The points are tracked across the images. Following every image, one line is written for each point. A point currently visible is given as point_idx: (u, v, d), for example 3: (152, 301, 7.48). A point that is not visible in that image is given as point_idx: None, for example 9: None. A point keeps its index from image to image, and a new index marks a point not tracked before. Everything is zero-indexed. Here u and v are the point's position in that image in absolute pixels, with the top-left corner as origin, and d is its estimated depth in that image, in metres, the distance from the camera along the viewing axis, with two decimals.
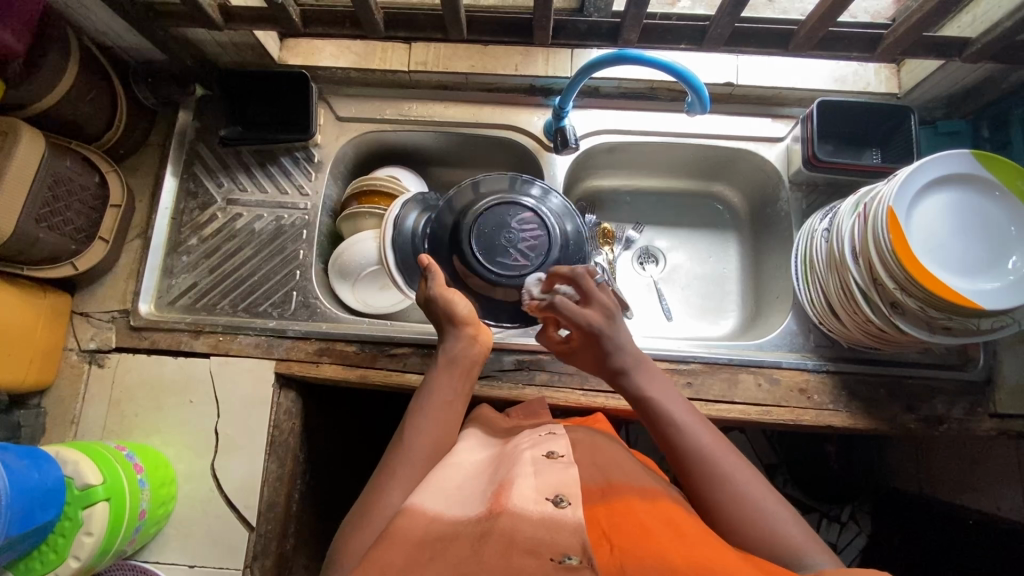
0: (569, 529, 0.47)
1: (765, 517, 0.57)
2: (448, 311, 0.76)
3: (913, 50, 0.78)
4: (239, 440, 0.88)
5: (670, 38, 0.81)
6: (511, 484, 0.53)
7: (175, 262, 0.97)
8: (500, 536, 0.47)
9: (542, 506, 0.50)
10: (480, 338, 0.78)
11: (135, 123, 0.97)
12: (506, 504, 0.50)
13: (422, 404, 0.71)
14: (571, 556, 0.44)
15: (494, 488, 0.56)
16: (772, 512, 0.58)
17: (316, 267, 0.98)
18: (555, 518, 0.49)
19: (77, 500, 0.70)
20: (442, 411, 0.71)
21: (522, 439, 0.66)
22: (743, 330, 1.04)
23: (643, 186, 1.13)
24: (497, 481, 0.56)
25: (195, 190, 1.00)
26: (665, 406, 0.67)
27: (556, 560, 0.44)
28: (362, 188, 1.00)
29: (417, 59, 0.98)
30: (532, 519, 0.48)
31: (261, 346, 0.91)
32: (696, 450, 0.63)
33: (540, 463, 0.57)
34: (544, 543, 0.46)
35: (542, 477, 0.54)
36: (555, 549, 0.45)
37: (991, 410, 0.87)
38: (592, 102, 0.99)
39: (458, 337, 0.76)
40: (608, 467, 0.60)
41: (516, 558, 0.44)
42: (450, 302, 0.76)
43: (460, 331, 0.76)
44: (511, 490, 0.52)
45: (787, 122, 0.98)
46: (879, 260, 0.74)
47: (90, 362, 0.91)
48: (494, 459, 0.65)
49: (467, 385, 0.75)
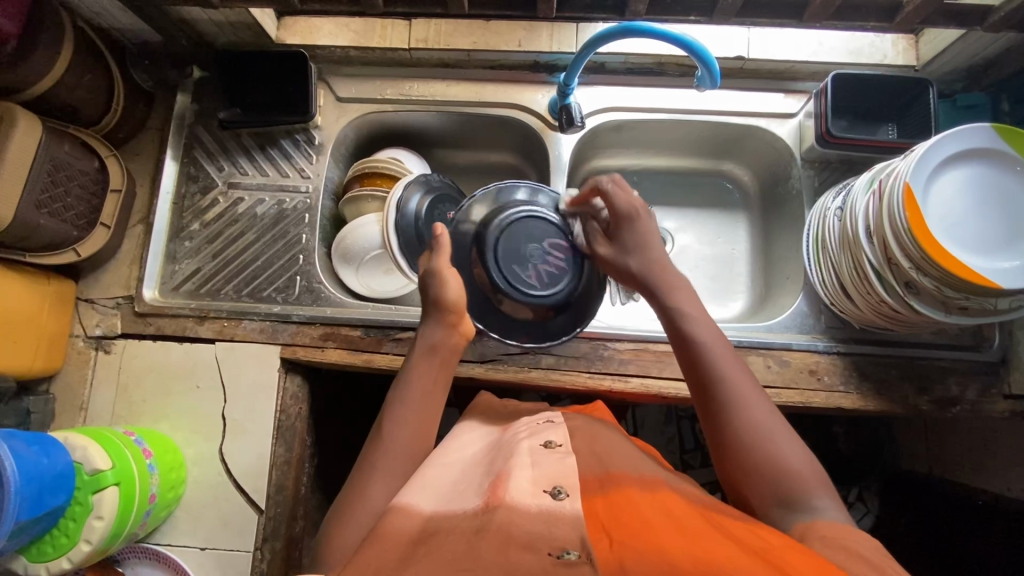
0: (567, 522, 0.48)
1: (775, 452, 0.58)
2: (438, 295, 0.73)
3: (933, 19, 0.75)
4: (246, 425, 0.88)
5: (678, 10, 0.78)
6: (508, 476, 0.53)
7: (178, 247, 0.97)
8: (498, 533, 0.46)
9: (540, 498, 0.50)
10: (462, 328, 0.74)
11: (133, 106, 0.95)
12: (502, 498, 0.50)
13: (400, 397, 0.69)
14: (569, 551, 0.45)
15: (497, 471, 0.56)
16: (782, 447, 0.58)
17: (319, 251, 0.97)
18: (553, 510, 0.49)
19: (86, 485, 0.71)
20: (423, 402, 0.69)
21: (521, 427, 0.66)
22: (752, 312, 1.02)
23: (649, 165, 1.10)
24: (494, 473, 0.56)
25: (195, 174, 0.98)
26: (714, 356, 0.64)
27: (555, 555, 0.44)
28: (364, 171, 0.98)
29: (418, 36, 0.95)
30: (531, 513, 0.48)
31: (266, 332, 0.91)
32: (724, 378, 0.62)
33: (536, 454, 0.56)
34: (542, 538, 0.46)
35: (539, 469, 0.54)
36: (553, 544, 0.45)
37: (1006, 391, 0.85)
38: (597, 79, 0.96)
39: (438, 325, 0.73)
40: (606, 456, 0.59)
41: (513, 556, 0.44)
42: (444, 286, 0.73)
43: (443, 318, 0.73)
44: (508, 482, 0.52)
45: (799, 97, 0.95)
46: (894, 238, 0.72)
47: (97, 349, 0.91)
48: (499, 441, 0.65)
49: (445, 377, 0.72)
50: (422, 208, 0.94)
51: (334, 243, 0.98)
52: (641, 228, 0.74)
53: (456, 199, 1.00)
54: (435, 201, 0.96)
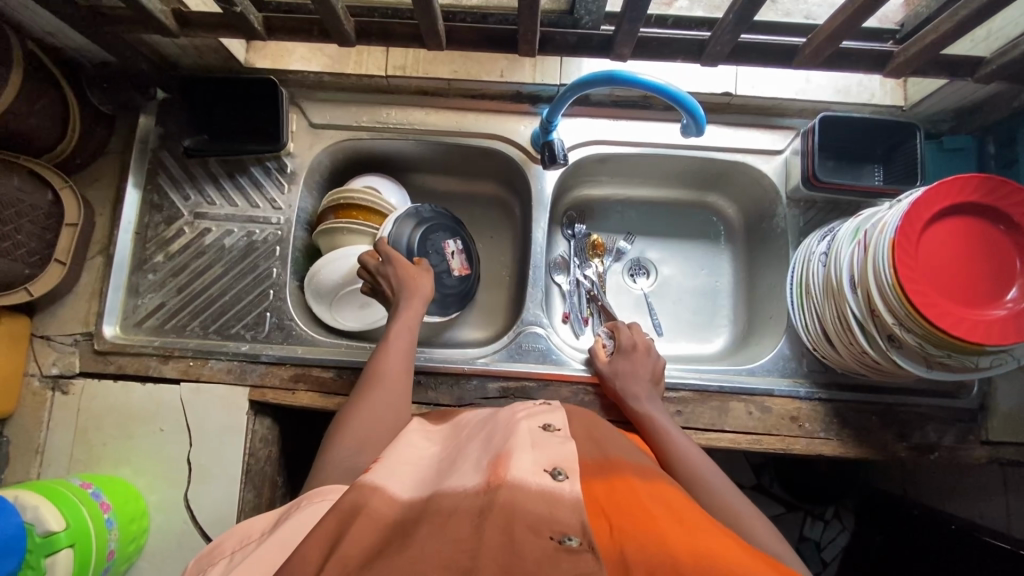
0: (568, 505, 0.47)
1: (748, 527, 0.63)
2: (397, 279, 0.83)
3: (924, 69, 0.72)
4: (213, 470, 0.84)
5: (666, 52, 0.74)
6: (509, 455, 0.53)
7: (140, 280, 0.92)
8: (500, 513, 0.45)
9: (541, 477, 0.50)
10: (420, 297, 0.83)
11: (91, 131, 0.89)
12: (503, 477, 0.50)
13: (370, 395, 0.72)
14: (572, 537, 0.43)
15: (495, 450, 0.55)
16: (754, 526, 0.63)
17: (290, 286, 0.93)
18: (553, 491, 0.49)
19: (38, 548, 0.67)
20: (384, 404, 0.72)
21: (516, 407, 0.67)
22: (734, 349, 1.01)
23: (633, 195, 1.08)
24: (493, 451, 0.55)
25: (159, 203, 0.94)
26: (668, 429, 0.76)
27: (557, 540, 0.43)
28: (337, 203, 0.93)
29: (395, 63, 0.91)
30: (532, 493, 0.48)
31: (234, 372, 0.87)
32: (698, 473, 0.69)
33: (538, 436, 0.58)
34: (544, 521, 0.45)
35: (540, 453, 0.54)
36: (555, 529, 0.44)
37: (983, 437, 0.86)
38: (581, 111, 0.93)
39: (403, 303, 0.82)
40: (603, 443, 0.62)
41: (518, 538, 0.43)
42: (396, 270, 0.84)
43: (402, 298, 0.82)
44: (510, 462, 0.51)
45: (786, 133, 0.93)
46: (879, 293, 0.71)
47: (53, 389, 0.87)
48: (496, 418, 0.65)
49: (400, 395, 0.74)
50: (415, 239, 0.91)
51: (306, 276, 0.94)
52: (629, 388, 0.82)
53: (452, 227, 0.96)
54: (428, 231, 0.92)
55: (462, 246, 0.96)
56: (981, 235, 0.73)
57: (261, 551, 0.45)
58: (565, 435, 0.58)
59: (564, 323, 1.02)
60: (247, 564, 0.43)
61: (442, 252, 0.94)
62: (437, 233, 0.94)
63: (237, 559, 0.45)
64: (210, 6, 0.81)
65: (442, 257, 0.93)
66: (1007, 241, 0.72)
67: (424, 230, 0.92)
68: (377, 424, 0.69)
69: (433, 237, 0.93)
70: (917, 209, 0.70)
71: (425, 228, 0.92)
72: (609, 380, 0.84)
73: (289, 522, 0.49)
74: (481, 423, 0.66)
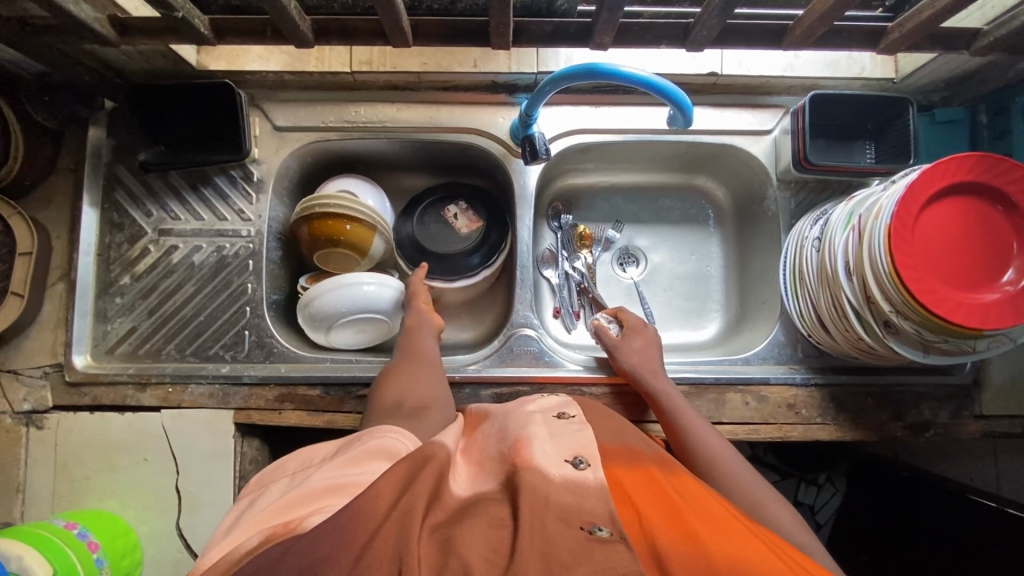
0: (594, 491, 0.46)
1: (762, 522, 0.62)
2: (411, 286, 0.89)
3: (920, 44, 0.69)
4: (203, 497, 0.82)
5: (649, 37, 0.70)
6: (524, 449, 0.52)
7: (108, 305, 0.88)
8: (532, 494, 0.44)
9: (562, 467, 0.49)
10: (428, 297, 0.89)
11: (36, 148, 0.83)
12: (529, 465, 0.49)
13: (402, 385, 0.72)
14: (601, 527, 0.41)
15: (510, 441, 0.55)
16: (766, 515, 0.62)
17: (267, 301, 0.89)
18: (579, 479, 0.47)
19: None
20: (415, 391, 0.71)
21: (529, 401, 0.66)
22: (727, 334, 1.00)
23: (619, 181, 1.04)
24: (511, 440, 0.55)
25: (120, 222, 0.88)
26: (686, 413, 0.75)
27: (587, 530, 0.41)
28: (323, 217, 0.85)
29: (360, 58, 0.85)
30: (555, 481, 0.46)
31: (216, 396, 0.84)
32: (713, 462, 0.68)
33: (554, 426, 0.57)
34: (573, 510, 0.43)
35: (559, 441, 0.53)
36: (584, 518, 0.42)
37: (976, 412, 0.86)
38: (561, 99, 0.89)
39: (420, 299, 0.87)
40: (621, 432, 0.60)
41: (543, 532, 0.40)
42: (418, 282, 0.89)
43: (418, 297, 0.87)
44: (525, 456, 0.50)
45: (774, 113, 0.89)
46: (874, 280, 0.69)
47: (27, 425, 0.83)
48: (507, 412, 0.64)
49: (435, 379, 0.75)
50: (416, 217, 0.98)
51: (309, 304, 0.86)
52: (647, 376, 0.79)
53: (456, 191, 0.98)
54: (429, 204, 0.98)
55: (465, 206, 0.97)
56: (982, 216, 0.71)
57: (324, 477, 0.46)
58: (580, 422, 0.58)
59: (555, 318, 1.00)
60: (311, 486, 0.44)
61: (443, 215, 0.97)
62: (442, 202, 0.98)
63: (301, 480, 0.47)
64: (151, 9, 0.74)
65: (440, 222, 0.97)
66: (1009, 220, 0.71)
67: (427, 202, 0.99)
68: (413, 389, 0.71)
69: (433, 203, 0.98)
70: (915, 192, 0.68)
71: (426, 200, 0.99)
72: (613, 356, 0.83)
73: (351, 454, 0.49)
74: (490, 420, 0.65)
